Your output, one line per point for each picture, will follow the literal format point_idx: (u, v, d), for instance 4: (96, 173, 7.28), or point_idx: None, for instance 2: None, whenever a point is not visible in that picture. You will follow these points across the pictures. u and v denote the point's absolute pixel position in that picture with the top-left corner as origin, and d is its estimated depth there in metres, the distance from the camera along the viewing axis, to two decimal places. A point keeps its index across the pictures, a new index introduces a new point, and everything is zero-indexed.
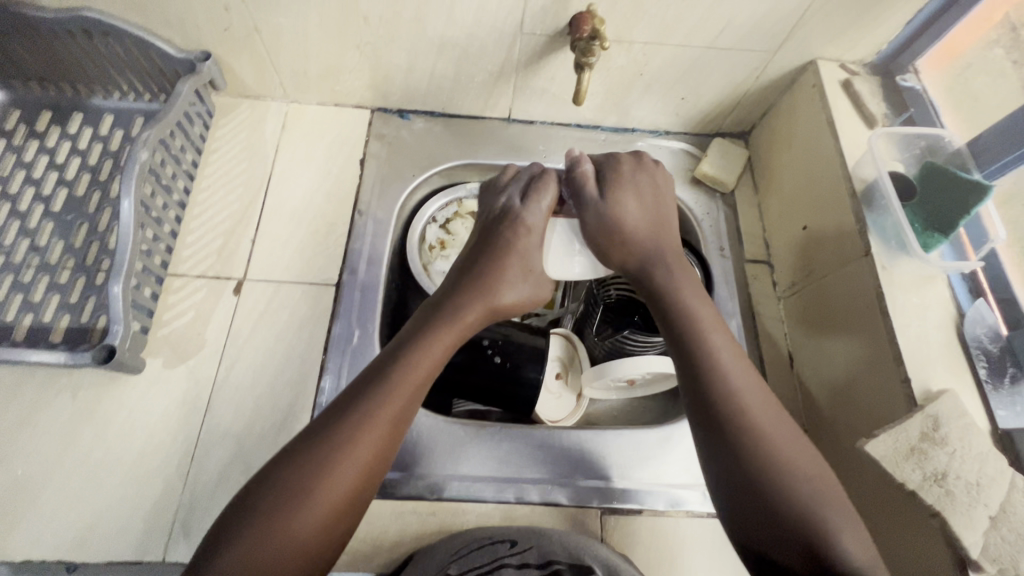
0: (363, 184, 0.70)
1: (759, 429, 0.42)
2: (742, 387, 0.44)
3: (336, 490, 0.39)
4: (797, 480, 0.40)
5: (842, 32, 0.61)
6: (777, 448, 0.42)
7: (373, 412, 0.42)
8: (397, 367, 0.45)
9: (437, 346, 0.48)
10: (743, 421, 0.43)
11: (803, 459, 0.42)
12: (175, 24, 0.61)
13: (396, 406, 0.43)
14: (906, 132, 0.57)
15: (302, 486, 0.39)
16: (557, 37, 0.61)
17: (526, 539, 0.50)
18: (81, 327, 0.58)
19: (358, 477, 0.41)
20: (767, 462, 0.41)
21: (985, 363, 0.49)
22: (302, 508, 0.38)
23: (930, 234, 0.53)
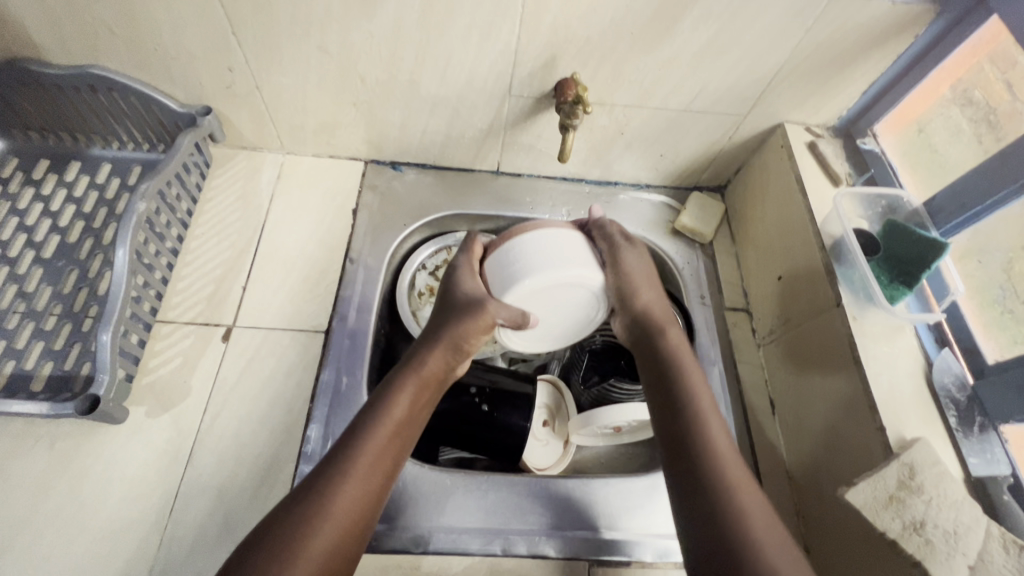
0: (355, 232, 0.71)
1: (720, 474, 0.48)
2: (712, 437, 0.50)
3: (318, 550, 0.40)
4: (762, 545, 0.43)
5: (805, 98, 0.66)
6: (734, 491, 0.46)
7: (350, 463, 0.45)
8: (370, 419, 0.48)
9: (404, 397, 0.51)
10: (710, 467, 0.48)
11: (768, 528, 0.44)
12: (179, 81, 0.64)
13: (374, 453, 0.47)
14: (867, 192, 0.62)
15: (285, 547, 0.40)
16: (544, 99, 0.65)
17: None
18: (64, 374, 0.57)
19: (340, 535, 0.42)
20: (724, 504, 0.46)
21: (954, 412, 0.51)
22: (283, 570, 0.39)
23: (896, 286, 0.56)
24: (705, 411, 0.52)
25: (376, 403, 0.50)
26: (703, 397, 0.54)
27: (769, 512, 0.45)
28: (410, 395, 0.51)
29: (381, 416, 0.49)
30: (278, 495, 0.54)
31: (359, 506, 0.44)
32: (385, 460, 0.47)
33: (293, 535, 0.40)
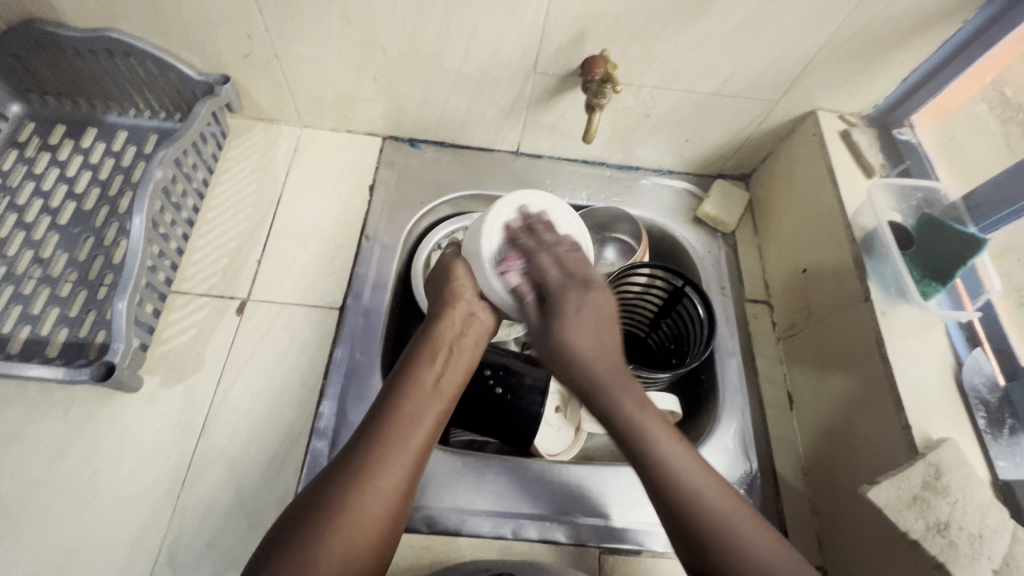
0: (371, 209, 0.70)
1: (689, 491, 0.44)
2: (684, 474, 0.45)
3: (366, 518, 0.42)
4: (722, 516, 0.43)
5: (842, 84, 0.64)
6: (731, 527, 0.42)
7: (383, 428, 0.47)
8: (396, 387, 0.50)
9: (433, 360, 0.52)
10: (697, 513, 0.43)
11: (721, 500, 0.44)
12: (197, 48, 0.62)
13: (408, 412, 0.48)
14: (904, 184, 0.59)
15: (330, 512, 0.42)
16: (569, 77, 0.63)
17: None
18: (79, 342, 0.57)
19: (383, 503, 0.44)
20: (718, 548, 0.42)
21: (984, 413, 0.50)
22: (326, 538, 0.41)
23: (928, 282, 0.54)
24: (655, 434, 0.47)
25: (401, 378, 0.51)
26: (644, 414, 0.48)
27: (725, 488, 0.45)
28: (439, 359, 0.53)
29: (411, 386, 0.50)
30: (290, 471, 0.54)
31: (403, 474, 0.45)
32: (423, 424, 0.48)
33: (334, 506, 0.42)
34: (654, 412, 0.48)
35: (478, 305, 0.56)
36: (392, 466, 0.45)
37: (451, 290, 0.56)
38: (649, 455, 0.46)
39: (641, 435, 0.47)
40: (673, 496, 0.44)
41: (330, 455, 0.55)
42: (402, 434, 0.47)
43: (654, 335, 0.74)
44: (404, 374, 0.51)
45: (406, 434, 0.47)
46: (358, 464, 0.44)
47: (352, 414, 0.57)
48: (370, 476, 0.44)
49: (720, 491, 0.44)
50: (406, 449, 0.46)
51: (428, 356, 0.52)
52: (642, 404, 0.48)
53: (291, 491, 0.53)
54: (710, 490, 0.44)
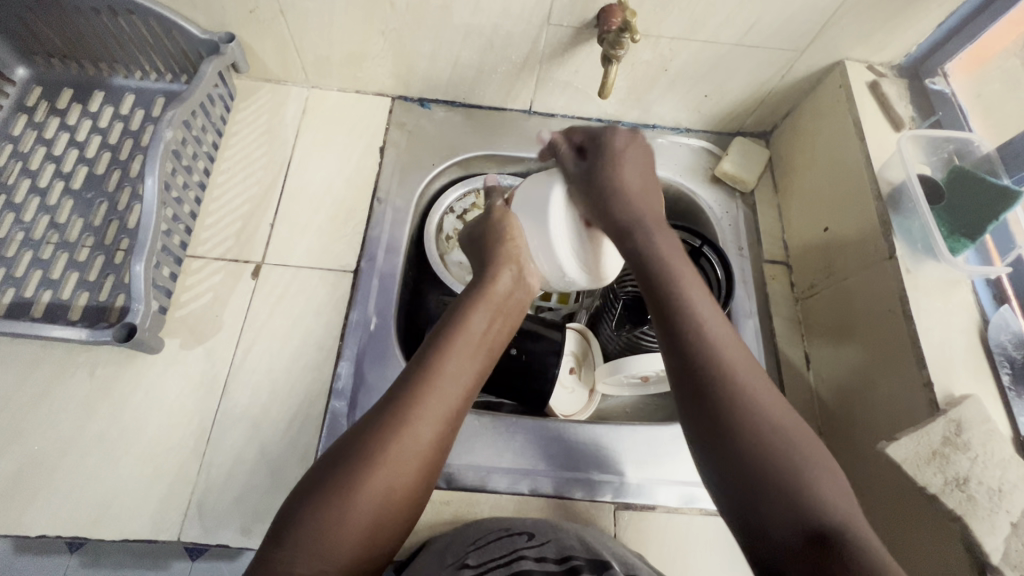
0: (382, 171, 0.69)
1: (735, 391, 0.39)
2: (713, 340, 0.41)
3: (404, 463, 0.42)
4: (771, 416, 0.38)
5: (872, 31, 0.60)
6: (771, 444, 0.37)
7: (433, 369, 0.46)
8: (449, 332, 0.49)
9: (479, 310, 0.51)
10: (728, 397, 0.39)
11: (778, 407, 0.39)
12: (201, 5, 0.61)
13: (456, 359, 0.47)
14: (934, 135, 0.56)
15: (372, 453, 0.41)
16: (584, 29, 0.61)
17: (543, 534, 0.50)
18: (100, 305, 0.58)
19: (423, 450, 0.43)
20: (717, 397, 0.39)
21: (1008, 370, 0.49)
22: (365, 479, 0.40)
23: (957, 238, 0.52)
24: (689, 292, 0.44)
25: (447, 329, 0.49)
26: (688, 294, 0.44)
27: (773, 394, 0.40)
28: (488, 311, 0.52)
29: (459, 333, 0.49)
30: (311, 428, 0.55)
31: (444, 421, 0.45)
32: (467, 373, 0.48)
33: (381, 446, 0.41)
34: (688, 271, 0.46)
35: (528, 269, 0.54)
36: (436, 411, 0.44)
37: (503, 249, 0.54)
38: (674, 303, 0.43)
39: (687, 330, 0.42)
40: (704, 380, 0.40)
41: (349, 414, 0.56)
42: (450, 379, 0.46)
43: None
44: (454, 323, 0.50)
45: (450, 382, 0.46)
46: (399, 408, 0.43)
47: (370, 375, 0.58)
48: (413, 418, 0.43)
49: (763, 379, 0.40)
50: (448, 394, 0.45)
51: (477, 308, 0.51)
52: (693, 286, 0.45)
53: (311, 449, 0.54)
54: (757, 380, 0.40)
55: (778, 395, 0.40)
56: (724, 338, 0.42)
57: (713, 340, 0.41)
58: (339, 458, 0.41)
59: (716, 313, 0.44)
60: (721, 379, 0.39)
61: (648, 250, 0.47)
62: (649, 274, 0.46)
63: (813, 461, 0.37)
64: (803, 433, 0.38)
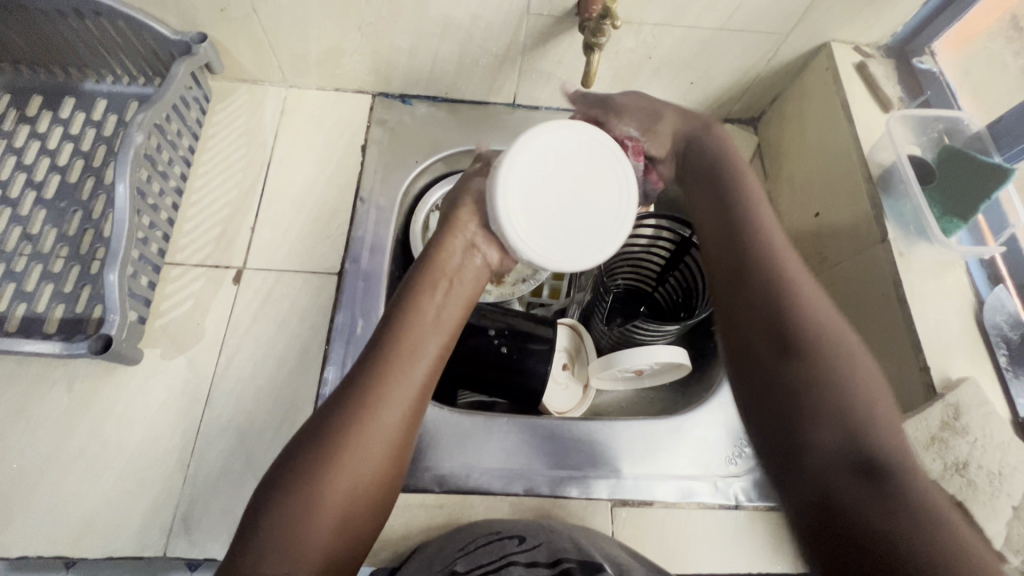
0: (365, 171, 0.68)
1: (850, 381, 0.41)
2: (805, 314, 0.43)
3: (363, 465, 0.40)
4: (861, 391, 0.40)
5: (858, 12, 0.59)
6: (896, 441, 0.38)
7: (385, 362, 0.43)
8: (399, 317, 0.46)
9: (433, 292, 0.49)
10: (812, 378, 0.41)
11: (874, 383, 0.40)
12: (169, 4, 0.59)
13: (408, 347, 0.45)
14: (924, 115, 0.55)
15: (324, 460, 0.39)
16: (565, 18, 0.59)
17: (534, 538, 0.48)
18: (76, 317, 0.56)
19: (386, 444, 0.41)
20: (813, 369, 0.41)
21: (1005, 351, 0.48)
22: (326, 481, 0.38)
23: (949, 219, 0.51)
24: (795, 276, 0.45)
25: (397, 315, 0.47)
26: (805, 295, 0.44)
27: (878, 381, 0.41)
28: (440, 290, 0.49)
29: (412, 319, 0.46)
30: None
31: (402, 414, 0.42)
32: (425, 355, 0.45)
33: (332, 452, 0.39)
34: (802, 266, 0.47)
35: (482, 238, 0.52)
36: (393, 404, 0.42)
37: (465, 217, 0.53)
38: (781, 288, 0.45)
39: (791, 299, 0.44)
40: (804, 363, 0.41)
41: None
42: (405, 368, 0.44)
43: (662, 291, 0.70)
44: (404, 307, 0.47)
45: (409, 370, 0.44)
46: (353, 403, 0.41)
47: None
48: (366, 417, 0.41)
49: (829, 316, 0.43)
50: (403, 386, 0.43)
51: (429, 287, 0.49)
52: (791, 263, 0.46)
53: None
54: (826, 317, 0.43)
55: (877, 379, 0.41)
56: (833, 320, 0.43)
57: (821, 316, 0.43)
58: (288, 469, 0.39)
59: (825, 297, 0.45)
60: (821, 341, 0.42)
61: (755, 231, 0.49)
62: (756, 257, 0.47)
63: (894, 438, 0.38)
64: (878, 401, 0.40)
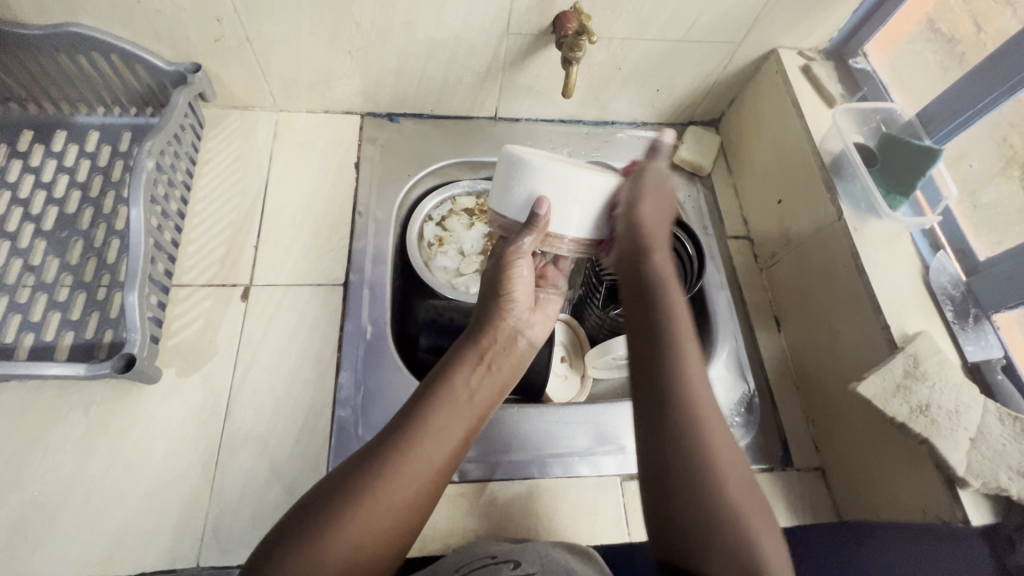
0: (360, 186, 0.71)
1: (712, 463, 0.41)
2: (699, 399, 0.43)
3: (385, 513, 0.41)
4: (727, 482, 0.41)
5: (799, 20, 0.67)
6: (737, 513, 0.40)
7: (423, 424, 0.46)
8: (437, 387, 0.49)
9: (473, 363, 0.52)
10: (688, 436, 0.42)
11: (736, 469, 0.42)
12: (165, 36, 0.61)
13: (441, 418, 0.47)
14: (863, 107, 0.63)
15: (349, 502, 0.41)
16: (541, 36, 0.65)
17: (530, 564, 0.46)
18: (87, 343, 0.57)
19: (405, 504, 0.43)
20: (687, 447, 0.41)
21: (951, 307, 0.55)
22: (336, 528, 0.39)
23: (894, 196, 0.59)
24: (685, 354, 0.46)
25: (434, 393, 0.48)
26: (690, 363, 0.45)
27: (750, 484, 0.42)
28: (480, 364, 0.52)
29: (449, 390, 0.49)
30: (319, 440, 0.56)
31: (424, 482, 0.44)
32: (452, 437, 0.47)
33: (358, 495, 0.41)
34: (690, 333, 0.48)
35: (525, 323, 0.58)
36: (420, 467, 0.44)
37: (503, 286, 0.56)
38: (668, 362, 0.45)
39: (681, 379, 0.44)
40: (680, 416, 0.43)
41: (356, 422, 0.57)
42: (441, 433, 0.46)
43: None
44: (442, 378, 0.50)
45: (430, 448, 0.45)
46: (389, 454, 0.44)
47: (371, 381, 0.59)
48: (395, 470, 0.43)
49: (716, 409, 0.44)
50: (434, 454, 0.45)
51: (471, 361, 0.52)
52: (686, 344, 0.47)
53: (323, 460, 0.55)
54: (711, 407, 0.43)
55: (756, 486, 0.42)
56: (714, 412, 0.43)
57: (698, 398, 0.44)
58: (316, 502, 0.41)
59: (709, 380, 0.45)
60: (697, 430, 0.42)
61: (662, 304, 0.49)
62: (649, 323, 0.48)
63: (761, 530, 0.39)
64: (753, 493, 0.41)
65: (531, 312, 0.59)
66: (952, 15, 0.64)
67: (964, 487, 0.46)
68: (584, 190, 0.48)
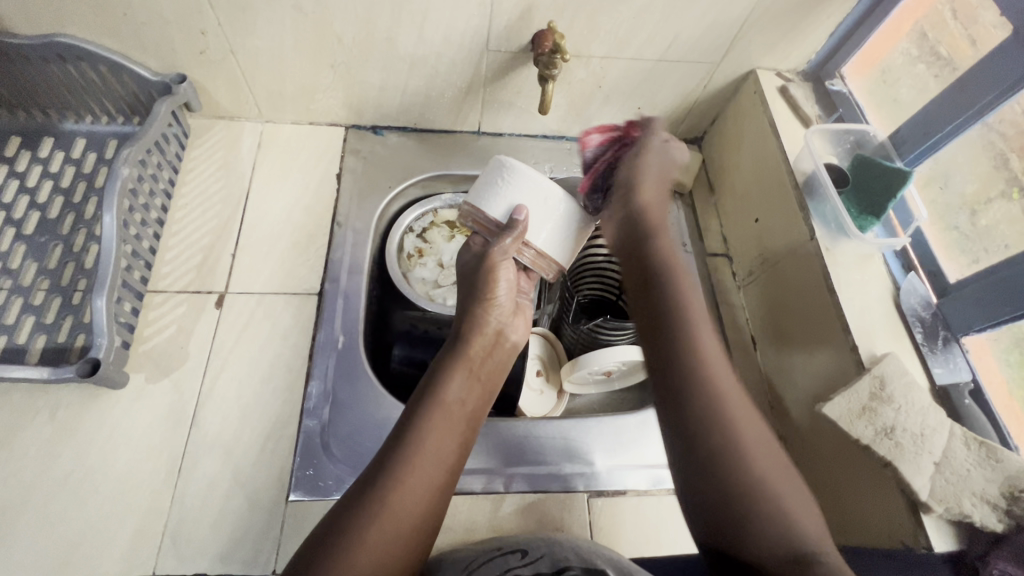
0: (341, 197, 0.72)
1: (733, 439, 0.42)
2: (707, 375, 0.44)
3: (400, 526, 0.41)
4: (752, 456, 0.41)
5: (776, 42, 0.68)
6: (773, 488, 0.40)
7: (422, 436, 0.46)
8: (428, 396, 0.49)
9: (463, 369, 0.52)
10: (707, 415, 0.42)
11: (760, 441, 0.42)
12: (151, 48, 0.63)
13: (438, 426, 0.47)
14: (836, 128, 0.64)
15: (359, 524, 0.40)
16: (520, 54, 0.66)
17: (537, 551, 0.47)
18: (59, 347, 0.57)
19: (415, 516, 0.42)
20: (712, 425, 0.42)
21: (920, 328, 0.55)
22: (353, 549, 0.39)
23: (866, 217, 0.59)
24: (699, 326, 0.47)
25: (428, 399, 0.49)
26: (700, 336, 0.46)
27: (774, 450, 0.42)
28: (472, 368, 0.53)
29: (441, 396, 0.49)
30: (284, 449, 0.56)
31: (433, 487, 0.44)
32: (452, 441, 0.47)
33: (368, 515, 0.40)
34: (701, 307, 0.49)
35: (510, 324, 0.58)
36: (425, 475, 0.44)
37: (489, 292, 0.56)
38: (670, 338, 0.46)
39: (690, 351, 0.45)
40: (691, 386, 0.44)
41: (323, 431, 0.57)
42: (441, 440, 0.46)
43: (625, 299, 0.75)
44: (433, 386, 0.50)
45: (433, 455, 0.45)
46: (387, 473, 0.43)
47: (340, 391, 0.59)
48: (402, 484, 0.42)
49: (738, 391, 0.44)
50: (437, 460, 0.45)
51: (464, 365, 0.52)
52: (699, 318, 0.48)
53: (287, 469, 0.55)
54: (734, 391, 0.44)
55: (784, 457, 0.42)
56: (728, 384, 0.44)
57: (711, 371, 0.44)
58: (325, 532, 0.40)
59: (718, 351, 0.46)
60: (712, 404, 0.43)
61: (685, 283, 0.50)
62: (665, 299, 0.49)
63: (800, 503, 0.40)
64: (781, 466, 0.42)
65: (514, 314, 0.59)
66: (951, 37, 0.61)
67: (928, 512, 0.45)
68: (551, 215, 0.53)
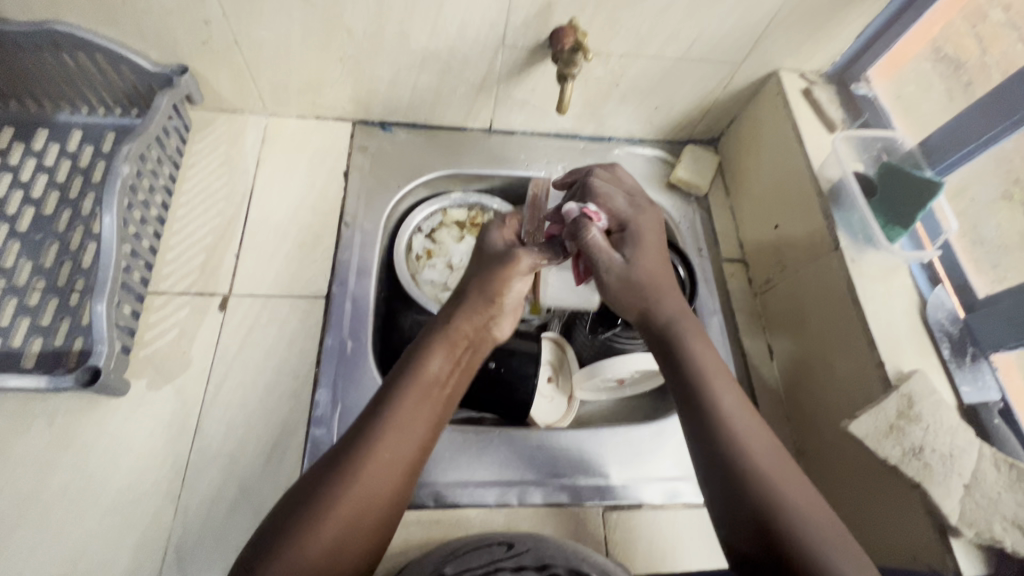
0: (348, 196, 0.69)
1: (758, 468, 0.43)
2: (733, 419, 0.46)
3: (358, 516, 0.41)
4: (771, 474, 0.43)
5: (801, 43, 0.65)
6: (794, 506, 0.41)
7: (388, 420, 0.45)
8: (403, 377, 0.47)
9: (440, 351, 0.50)
10: (731, 448, 0.44)
11: (777, 461, 0.44)
12: (151, 37, 0.60)
13: (408, 411, 0.46)
14: (863, 135, 0.62)
15: (317, 508, 0.40)
16: (538, 50, 0.64)
17: (521, 541, 0.51)
18: (56, 351, 0.55)
19: (375, 503, 0.42)
20: (734, 457, 0.44)
21: (947, 344, 0.54)
22: (307, 534, 0.39)
23: (892, 228, 0.58)
24: (714, 378, 0.48)
25: (402, 380, 0.47)
26: (715, 374, 0.49)
27: (793, 469, 0.44)
28: (450, 353, 0.51)
29: (414, 378, 0.47)
30: (292, 459, 0.54)
31: (394, 477, 0.43)
32: (420, 427, 0.46)
33: (325, 500, 0.40)
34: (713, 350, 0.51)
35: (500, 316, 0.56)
36: (388, 465, 0.43)
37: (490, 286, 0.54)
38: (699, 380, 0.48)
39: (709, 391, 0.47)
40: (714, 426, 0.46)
41: (332, 441, 0.55)
42: (407, 427, 0.45)
43: None
44: (409, 367, 0.48)
45: (398, 443, 0.44)
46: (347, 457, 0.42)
47: (349, 400, 0.57)
48: (361, 471, 0.42)
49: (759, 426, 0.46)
50: (401, 448, 0.44)
51: (445, 349, 0.51)
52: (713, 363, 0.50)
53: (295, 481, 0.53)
54: (752, 429, 0.46)
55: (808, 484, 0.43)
56: (747, 421, 0.46)
57: (728, 412, 0.46)
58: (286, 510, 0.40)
59: (735, 388, 0.48)
60: (735, 435, 0.45)
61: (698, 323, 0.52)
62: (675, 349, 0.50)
63: (816, 519, 0.41)
64: (801, 482, 0.43)
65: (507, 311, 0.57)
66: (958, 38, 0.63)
67: (956, 535, 0.44)
68: None
